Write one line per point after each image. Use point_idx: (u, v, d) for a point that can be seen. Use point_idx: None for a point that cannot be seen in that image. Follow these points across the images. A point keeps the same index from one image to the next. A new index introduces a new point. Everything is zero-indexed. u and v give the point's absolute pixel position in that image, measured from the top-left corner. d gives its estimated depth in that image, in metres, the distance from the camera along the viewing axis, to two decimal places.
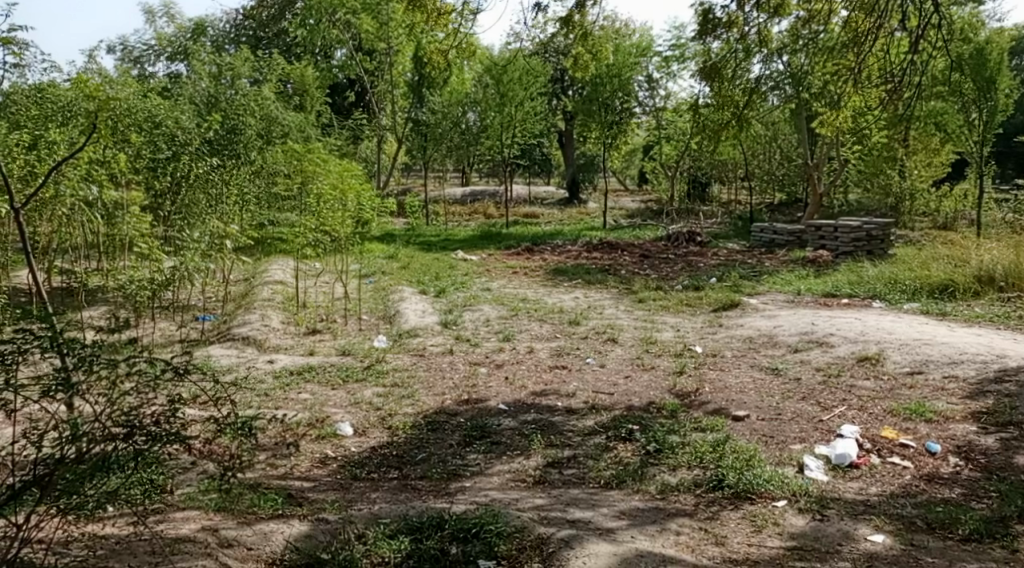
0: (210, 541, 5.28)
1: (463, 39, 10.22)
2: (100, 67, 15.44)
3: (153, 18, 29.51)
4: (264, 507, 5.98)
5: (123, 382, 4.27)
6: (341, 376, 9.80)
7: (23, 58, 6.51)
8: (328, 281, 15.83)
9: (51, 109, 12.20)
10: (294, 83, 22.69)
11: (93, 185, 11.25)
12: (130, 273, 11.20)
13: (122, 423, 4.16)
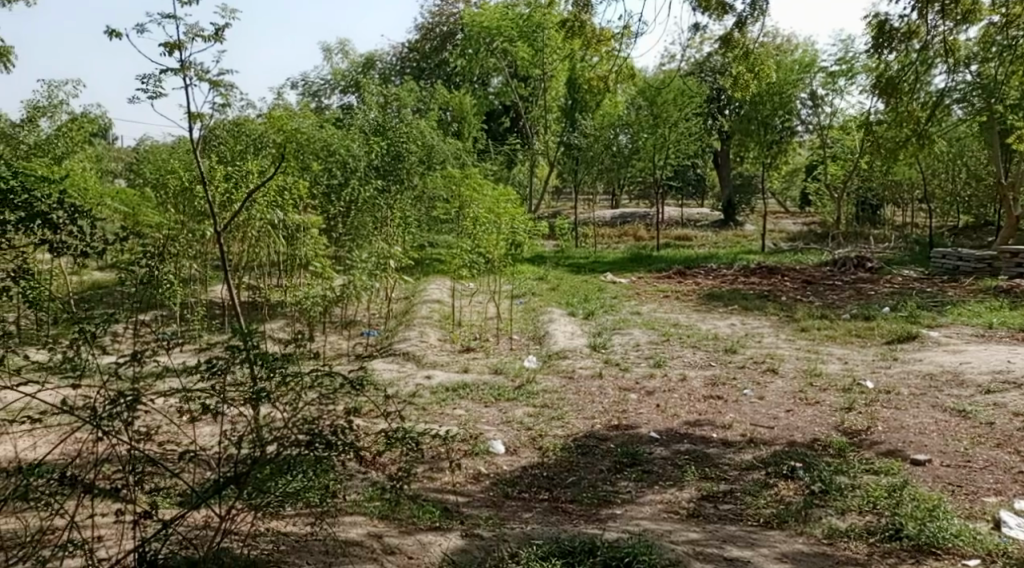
0: (376, 547, 5.35)
1: (621, 63, 10.01)
2: (282, 103, 16.13)
3: (330, 56, 30.78)
4: (423, 518, 6.05)
5: (308, 393, 4.32)
6: (492, 394, 9.76)
7: (228, 95, 6.99)
8: (480, 301, 15.96)
9: (246, 141, 13.40)
10: (453, 111, 23.04)
11: (279, 210, 12.04)
12: (304, 288, 11.75)
13: (306, 430, 4.29)
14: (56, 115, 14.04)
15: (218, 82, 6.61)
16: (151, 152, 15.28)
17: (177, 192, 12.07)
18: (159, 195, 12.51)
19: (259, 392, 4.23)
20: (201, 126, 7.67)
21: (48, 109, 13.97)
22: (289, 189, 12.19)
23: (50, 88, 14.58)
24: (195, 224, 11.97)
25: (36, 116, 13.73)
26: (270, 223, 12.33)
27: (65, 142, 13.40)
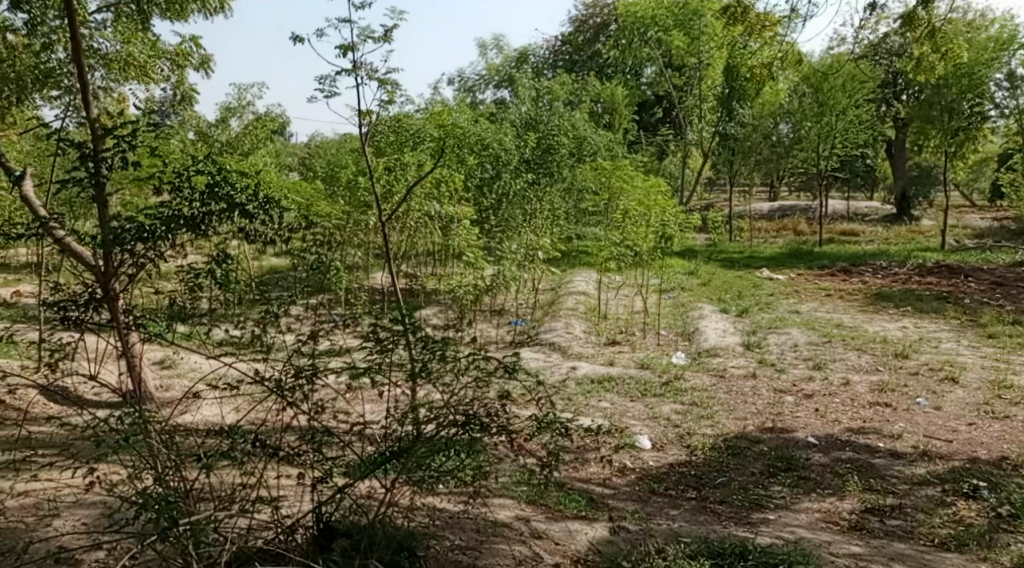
0: (524, 530, 5.53)
1: (787, 48, 9.41)
2: (437, 99, 16.22)
3: (484, 51, 30.83)
4: (568, 507, 6.07)
5: (464, 374, 4.37)
6: (639, 389, 9.41)
7: (394, 98, 7.07)
8: (628, 294, 15.57)
9: (405, 135, 12.76)
10: (604, 103, 22.54)
11: (435, 202, 12.19)
12: (457, 279, 11.86)
13: (461, 411, 4.32)
14: (244, 115, 14.62)
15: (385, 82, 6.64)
16: (323, 146, 15.75)
17: (345, 184, 12.43)
18: (330, 187, 12.87)
19: (419, 370, 4.30)
20: (368, 123, 7.74)
21: (236, 109, 14.60)
22: (445, 181, 12.37)
23: (240, 90, 15.19)
24: (358, 215, 12.33)
25: (227, 117, 14.38)
26: (428, 214, 12.43)
27: (250, 138, 13.95)
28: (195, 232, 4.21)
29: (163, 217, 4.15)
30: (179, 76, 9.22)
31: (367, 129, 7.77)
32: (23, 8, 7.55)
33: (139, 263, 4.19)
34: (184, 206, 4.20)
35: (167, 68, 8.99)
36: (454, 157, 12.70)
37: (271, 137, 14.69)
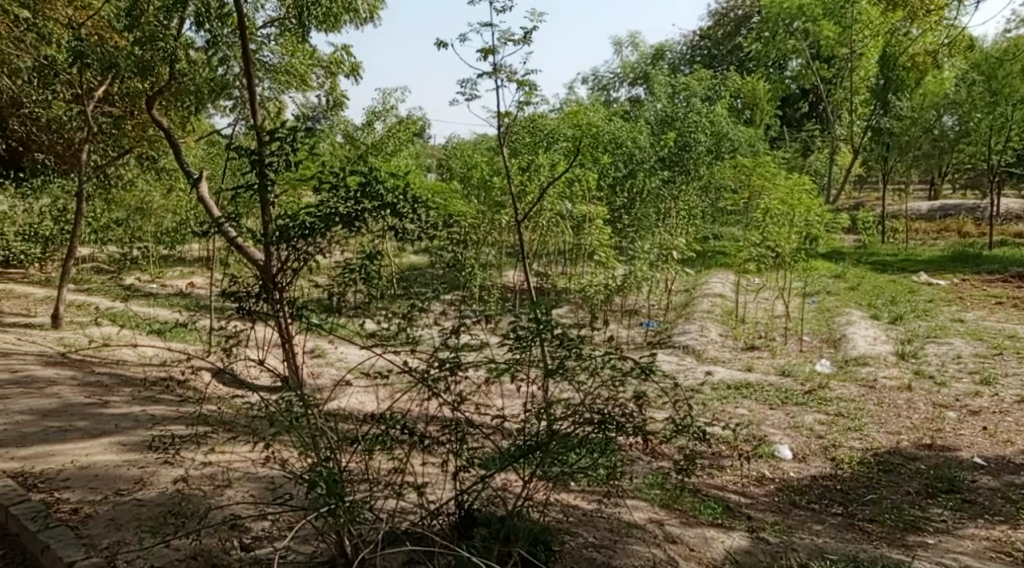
0: (658, 532, 4.98)
1: (955, 33, 8.43)
2: (571, 98, 15.79)
3: (619, 49, 30.14)
4: (704, 513, 5.49)
5: (599, 374, 3.92)
6: (780, 397, 8.65)
7: (532, 100, 6.81)
8: (767, 297, 14.63)
9: (539, 136, 12.69)
10: (744, 99, 21.45)
11: (568, 201, 11.84)
12: (588, 278, 11.43)
13: (596, 411, 3.87)
14: (389, 119, 14.61)
15: (525, 83, 6.38)
16: (459, 148, 15.59)
17: (479, 185, 12.26)
18: (467, 189, 12.67)
19: (555, 368, 3.84)
20: (505, 123, 7.37)
21: (382, 113, 14.61)
22: (578, 181, 12.01)
23: (384, 94, 15.19)
24: (493, 215, 12.05)
25: (373, 121, 14.38)
26: (560, 214, 12.10)
27: (394, 141, 13.90)
28: (349, 230, 3.90)
29: (320, 215, 3.90)
30: (330, 85, 9.02)
31: (505, 130, 7.41)
32: (206, 27, 7.47)
33: (298, 257, 3.98)
34: (341, 204, 3.91)
35: (320, 76, 8.86)
36: (590, 156, 12.35)
37: (413, 141, 14.66)
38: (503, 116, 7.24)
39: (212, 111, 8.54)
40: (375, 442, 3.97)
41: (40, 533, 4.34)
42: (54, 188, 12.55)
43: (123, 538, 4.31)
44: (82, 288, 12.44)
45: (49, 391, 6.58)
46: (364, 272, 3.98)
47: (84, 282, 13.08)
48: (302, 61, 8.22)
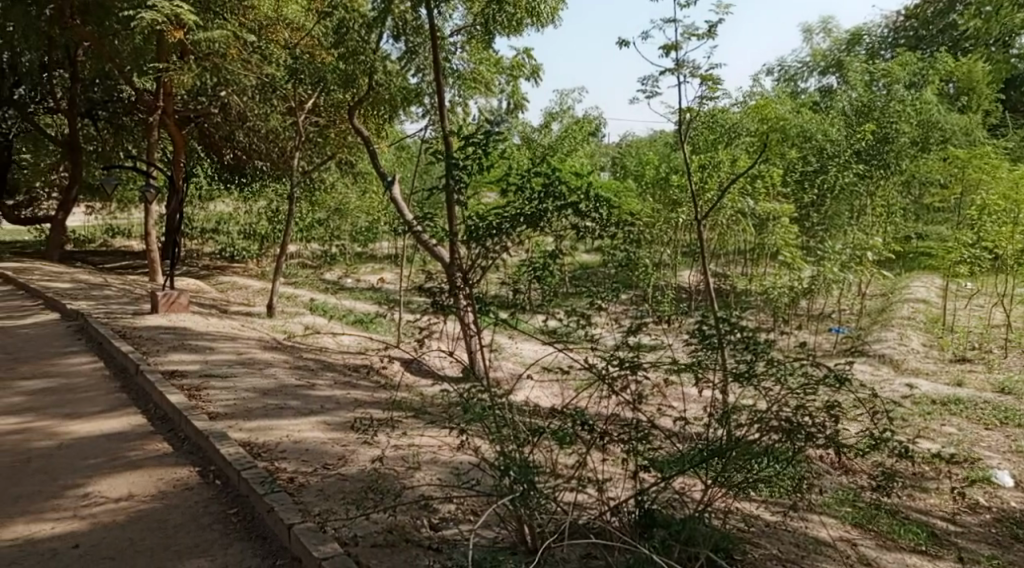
0: (850, 554, 4.54)
1: None
2: (759, 90, 15.00)
3: (813, 36, 28.58)
4: (902, 537, 4.97)
5: (788, 379, 3.34)
6: (997, 416, 7.78)
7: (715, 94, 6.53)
8: (984, 304, 13.29)
9: (719, 130, 12.23)
10: (957, 83, 19.72)
11: (749, 199, 11.22)
12: (771, 279, 10.82)
13: (783, 417, 3.28)
14: (566, 119, 14.54)
15: (705, 77, 6.09)
16: (636, 146, 15.27)
17: (654, 182, 11.93)
18: (640, 185, 12.35)
19: (745, 371, 3.35)
20: (686, 121, 7.11)
21: (559, 114, 14.59)
22: (761, 177, 11.42)
23: (562, 96, 15.13)
24: (668, 213, 11.69)
25: (550, 121, 14.36)
26: (741, 211, 11.63)
27: (570, 141, 13.78)
28: (534, 231, 3.43)
29: (508, 214, 3.46)
30: (513, 89, 8.47)
31: (685, 129, 7.14)
32: (403, 37, 7.54)
33: (491, 261, 3.48)
34: (526, 204, 3.45)
35: (503, 82, 8.34)
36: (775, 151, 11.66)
37: (589, 140, 14.58)
38: (682, 113, 6.97)
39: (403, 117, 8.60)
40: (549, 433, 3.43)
41: (244, 472, 3.97)
42: (266, 191, 13.34)
43: (321, 503, 3.76)
44: (288, 278, 12.98)
45: (248, 356, 6.36)
46: (539, 269, 3.48)
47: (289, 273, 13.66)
48: (488, 69, 8.03)
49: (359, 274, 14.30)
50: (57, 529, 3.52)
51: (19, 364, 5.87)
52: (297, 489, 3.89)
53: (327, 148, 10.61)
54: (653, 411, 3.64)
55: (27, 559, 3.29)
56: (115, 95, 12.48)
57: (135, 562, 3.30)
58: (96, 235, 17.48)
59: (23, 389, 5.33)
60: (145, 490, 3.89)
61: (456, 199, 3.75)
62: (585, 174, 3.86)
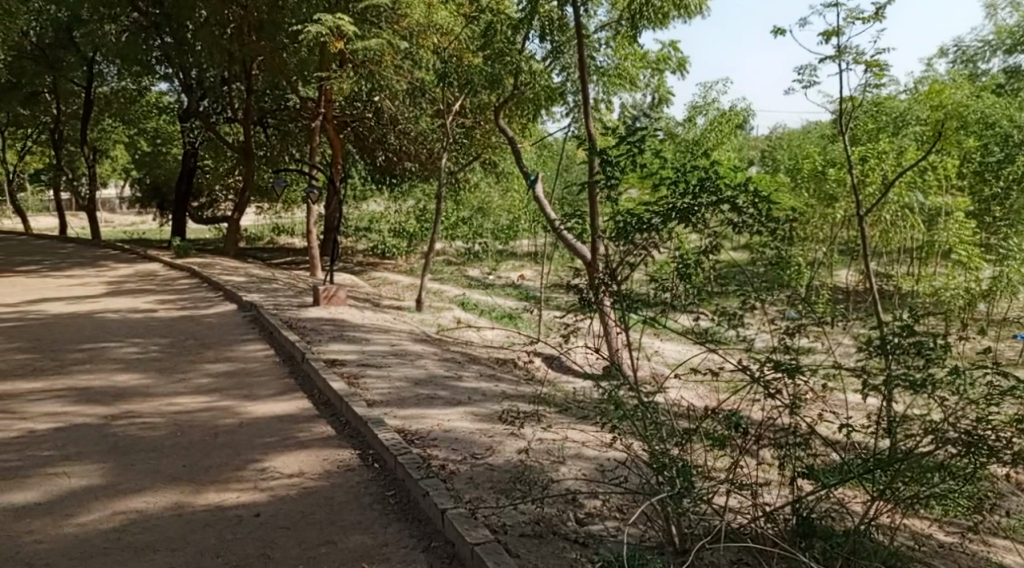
0: None
1: None
2: (926, 75, 14.22)
3: None
4: None
5: (967, 390, 3.08)
6: None
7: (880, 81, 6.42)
8: None
9: (885, 120, 11.37)
10: None
11: (919, 192, 10.98)
12: (943, 279, 10.34)
13: (960, 431, 3.01)
14: (711, 112, 14.34)
15: (871, 63, 5.97)
16: (790, 139, 14.89)
17: (810, 175, 11.57)
18: (795, 179, 12.07)
19: (919, 381, 3.09)
20: (846, 112, 6.96)
21: (703, 107, 14.37)
22: (934, 167, 10.91)
23: (705, 88, 14.98)
24: (824, 208, 11.41)
25: (694, 115, 14.21)
26: (910, 205, 11.22)
27: (716, 133, 13.60)
28: (685, 227, 3.42)
29: (661, 209, 3.46)
30: (658, 83, 8.41)
31: (844, 118, 6.99)
32: (551, 37, 7.67)
33: (639, 256, 3.48)
34: (680, 199, 3.44)
35: (648, 76, 8.33)
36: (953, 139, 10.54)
37: (736, 132, 14.39)
38: (843, 102, 6.80)
39: (546, 117, 8.91)
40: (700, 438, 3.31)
41: (399, 457, 4.15)
42: (415, 190, 13.83)
43: (472, 490, 3.86)
44: (436, 275, 13.39)
45: (402, 348, 6.65)
46: (686, 267, 3.45)
47: (436, 270, 14.12)
48: (633, 64, 8.10)
49: (500, 271, 14.61)
50: (242, 498, 3.84)
51: (202, 350, 6.38)
52: (453, 473, 4.06)
53: (474, 149, 10.90)
54: (811, 415, 3.42)
55: (215, 524, 3.59)
56: (282, 103, 13.37)
57: (306, 534, 3.53)
58: (263, 233, 18.66)
59: (206, 372, 5.79)
60: (314, 469, 4.17)
61: (607, 196, 3.81)
62: (743, 170, 3.78)
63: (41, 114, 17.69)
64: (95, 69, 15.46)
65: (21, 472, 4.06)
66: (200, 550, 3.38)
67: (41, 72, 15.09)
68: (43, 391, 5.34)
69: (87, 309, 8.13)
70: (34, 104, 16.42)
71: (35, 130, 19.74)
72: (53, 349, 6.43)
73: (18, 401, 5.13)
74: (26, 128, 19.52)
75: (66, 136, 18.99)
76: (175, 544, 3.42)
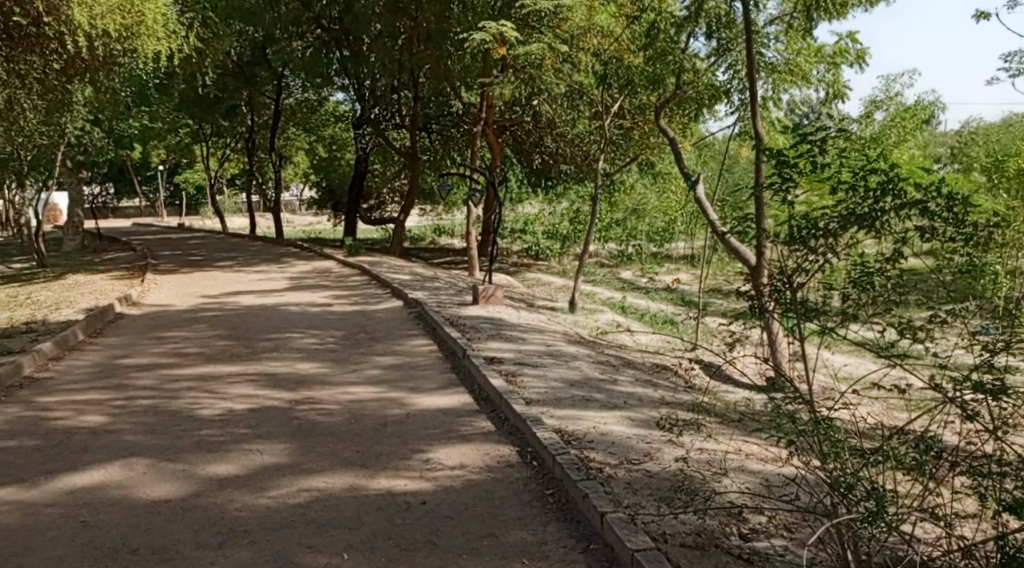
0: None
1: None
2: None
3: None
4: None
5: None
6: None
7: None
8: None
9: None
10: None
11: None
12: None
13: None
14: (892, 107, 13.73)
15: None
16: (985, 139, 14.01)
17: (1011, 176, 10.86)
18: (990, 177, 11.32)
19: None
20: None
21: (884, 102, 13.76)
22: None
23: (887, 82, 14.35)
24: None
25: (874, 110, 13.64)
26: None
27: (899, 129, 12.99)
28: (866, 233, 3.24)
29: (840, 214, 3.31)
30: (834, 78, 8.06)
31: None
32: (717, 35, 7.54)
33: (816, 262, 3.38)
34: (861, 203, 3.26)
35: (823, 71, 8.01)
36: None
37: (921, 128, 13.71)
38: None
39: (708, 115, 8.82)
40: (889, 460, 3.00)
41: (557, 456, 4.17)
42: (570, 191, 13.94)
43: (631, 495, 3.83)
44: (588, 276, 13.39)
45: (557, 348, 6.69)
46: (861, 274, 3.27)
47: (589, 271, 14.14)
48: (806, 58, 7.82)
49: (657, 273, 14.47)
50: (410, 485, 3.96)
51: (373, 342, 6.65)
52: (613, 475, 4.04)
53: (631, 150, 10.85)
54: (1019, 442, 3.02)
55: (387, 508, 3.73)
56: (446, 110, 13.93)
57: (470, 525, 3.61)
58: (427, 235, 19.32)
59: (378, 363, 6.04)
60: (475, 462, 4.26)
61: (780, 198, 3.69)
62: (936, 172, 3.53)
63: (237, 125, 19.07)
64: (284, 84, 17.08)
65: (221, 446, 4.37)
66: (373, 531, 3.51)
67: (240, 88, 16.43)
68: (238, 374, 5.73)
69: (272, 302, 8.67)
70: (231, 116, 17.73)
71: (231, 139, 21.31)
72: (245, 337, 6.89)
73: (219, 382, 5.54)
74: (225, 137, 21.10)
75: (257, 143, 20.39)
76: (350, 523, 3.57)
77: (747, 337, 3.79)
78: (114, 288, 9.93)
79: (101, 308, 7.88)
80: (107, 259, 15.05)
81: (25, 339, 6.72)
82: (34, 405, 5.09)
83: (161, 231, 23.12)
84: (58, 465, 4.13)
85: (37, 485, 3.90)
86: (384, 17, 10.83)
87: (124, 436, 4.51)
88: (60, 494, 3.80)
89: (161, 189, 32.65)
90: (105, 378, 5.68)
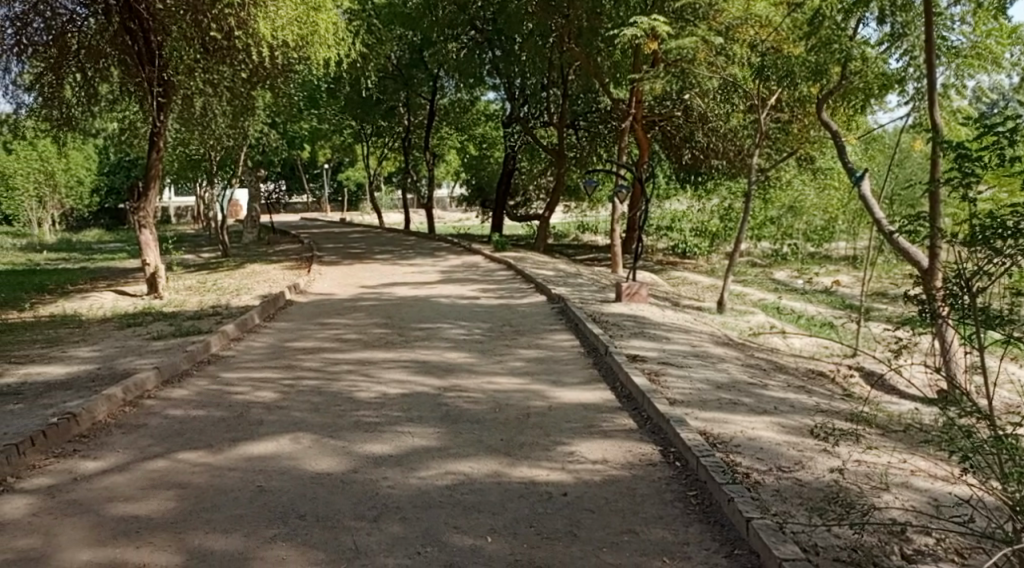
0: None
1: None
2: None
3: None
4: None
5: None
6: None
7: None
8: None
9: None
10: None
11: None
12: None
13: None
14: None
15: None
16: None
17: None
18: None
19: None
20: None
21: None
22: None
23: None
24: None
25: None
26: None
27: None
28: None
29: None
30: None
31: None
32: (890, 18, 7.11)
33: (1001, 266, 3.04)
34: None
35: (1017, 54, 7.34)
36: None
37: None
38: None
39: (877, 106, 8.34)
40: None
41: (702, 458, 4.01)
42: (721, 187, 13.63)
43: (780, 503, 3.62)
44: (738, 276, 12.96)
45: (704, 348, 6.49)
46: None
47: (739, 271, 13.71)
48: (997, 40, 7.24)
49: (813, 272, 13.91)
50: (553, 476, 3.91)
51: (518, 335, 6.65)
52: (762, 481, 3.84)
53: (789, 144, 10.51)
54: None
55: (530, 496, 3.68)
56: (594, 107, 13.87)
57: (609, 520, 3.51)
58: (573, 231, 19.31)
59: (523, 355, 6.02)
60: (618, 458, 4.16)
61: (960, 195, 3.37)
62: None
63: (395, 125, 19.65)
64: (440, 85, 17.21)
65: (378, 427, 4.45)
66: (515, 517, 3.47)
67: (398, 89, 16.92)
68: (393, 360, 5.85)
69: (425, 293, 8.85)
70: (390, 116, 18.20)
71: (391, 138, 21.98)
72: (400, 325, 7.05)
73: (376, 367, 5.67)
74: (386, 137, 21.81)
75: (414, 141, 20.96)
76: (494, 508, 3.54)
77: (915, 345, 3.49)
78: (286, 276, 10.43)
79: (273, 294, 8.26)
80: (278, 250, 15.84)
81: (209, 320, 7.12)
82: (218, 379, 5.37)
83: (326, 226, 24.15)
84: (237, 434, 4.31)
85: (219, 450, 4.08)
86: (537, 16, 10.85)
87: (293, 412, 4.67)
88: (237, 460, 3.96)
89: (326, 189, 34.21)
90: (276, 359, 5.93)
